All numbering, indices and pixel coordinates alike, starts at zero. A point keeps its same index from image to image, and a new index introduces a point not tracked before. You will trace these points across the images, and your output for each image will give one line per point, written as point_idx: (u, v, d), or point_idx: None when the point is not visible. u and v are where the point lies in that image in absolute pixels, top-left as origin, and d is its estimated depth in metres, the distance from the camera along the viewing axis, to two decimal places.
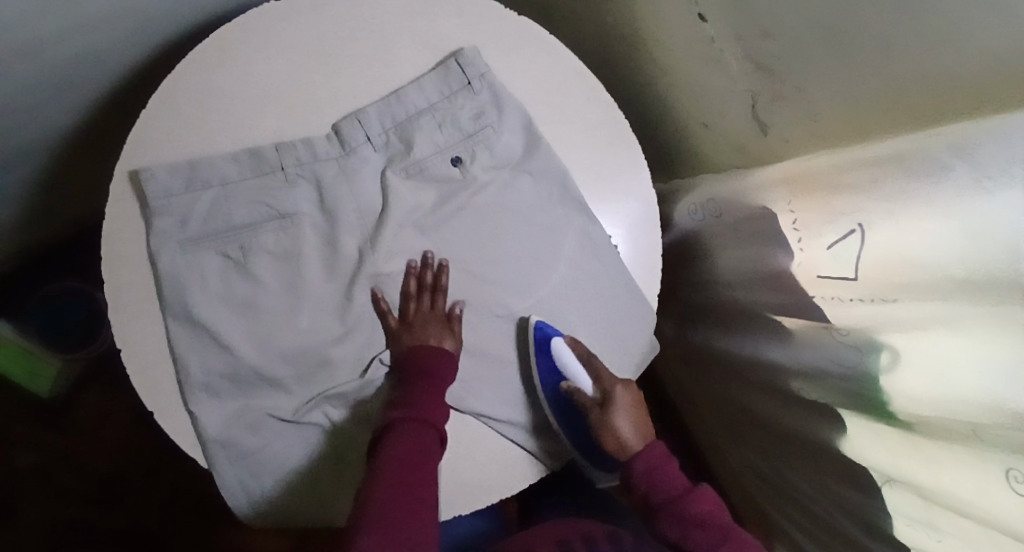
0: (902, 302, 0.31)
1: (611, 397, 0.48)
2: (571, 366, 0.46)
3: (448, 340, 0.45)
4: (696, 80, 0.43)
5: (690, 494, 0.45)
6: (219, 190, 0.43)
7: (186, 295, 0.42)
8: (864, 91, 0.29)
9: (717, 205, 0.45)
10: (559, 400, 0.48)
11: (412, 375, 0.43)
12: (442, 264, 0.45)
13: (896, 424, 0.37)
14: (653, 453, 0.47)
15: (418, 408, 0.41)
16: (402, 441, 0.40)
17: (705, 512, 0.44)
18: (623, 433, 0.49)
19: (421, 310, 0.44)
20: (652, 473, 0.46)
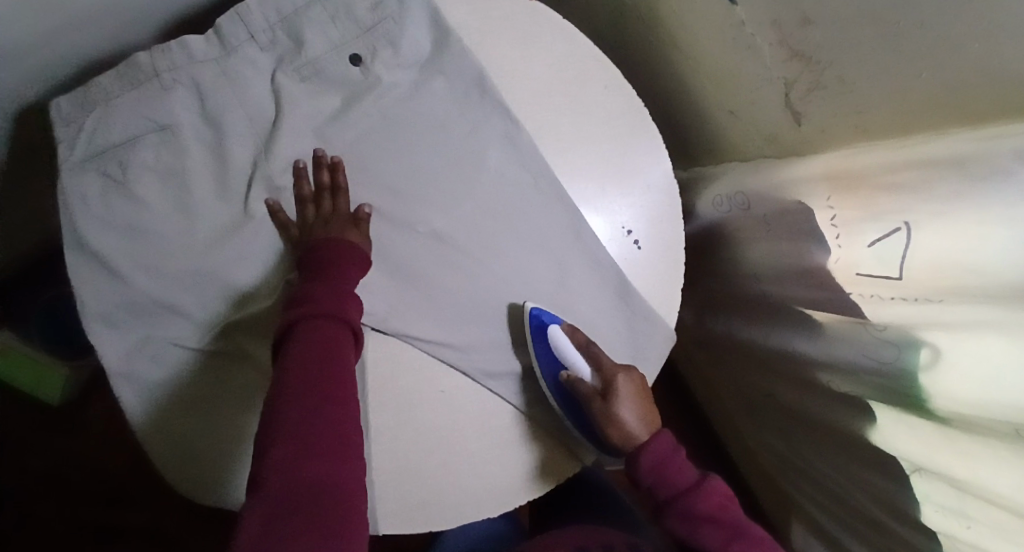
0: (948, 303, 0.29)
1: (611, 386, 0.43)
2: (569, 353, 0.44)
3: (355, 235, 0.41)
4: (722, 66, 0.41)
5: (698, 490, 0.39)
6: (104, 108, 0.41)
7: (74, 220, 0.40)
8: (914, 85, 0.27)
9: (745, 198, 0.44)
10: (562, 392, 0.45)
11: (314, 276, 0.38)
12: (335, 161, 0.42)
13: (933, 420, 0.36)
14: (659, 446, 0.41)
15: (321, 303, 0.35)
16: (310, 334, 0.34)
17: (713, 508, 0.39)
18: (632, 427, 0.42)
19: (321, 209, 0.42)
20: (660, 469, 0.40)
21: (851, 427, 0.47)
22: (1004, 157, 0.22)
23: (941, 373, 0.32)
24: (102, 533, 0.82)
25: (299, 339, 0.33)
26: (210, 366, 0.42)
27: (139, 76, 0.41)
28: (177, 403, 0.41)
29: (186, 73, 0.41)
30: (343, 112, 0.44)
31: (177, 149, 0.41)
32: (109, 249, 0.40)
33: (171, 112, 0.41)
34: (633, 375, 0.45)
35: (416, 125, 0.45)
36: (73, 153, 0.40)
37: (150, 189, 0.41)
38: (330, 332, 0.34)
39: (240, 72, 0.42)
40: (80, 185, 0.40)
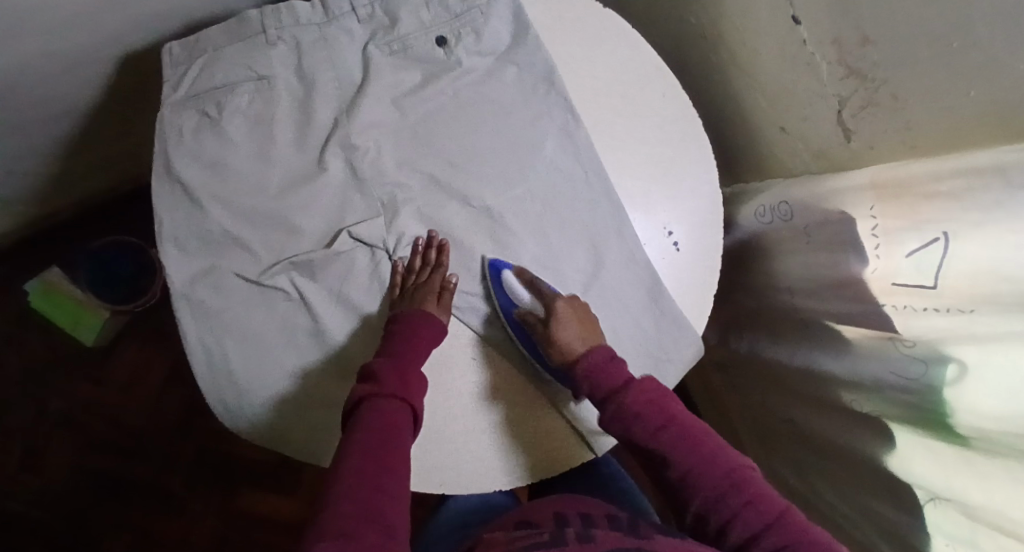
0: (980, 313, 0.31)
1: (552, 311, 0.45)
2: (518, 288, 0.45)
3: (436, 310, 0.44)
4: (780, 83, 0.44)
5: (631, 385, 0.42)
6: (211, 55, 0.46)
7: (167, 150, 0.44)
8: (967, 101, 0.29)
9: (789, 209, 0.46)
10: (515, 328, 0.46)
11: (396, 343, 0.41)
12: (442, 243, 0.45)
13: (953, 440, 0.36)
14: (595, 357, 0.43)
15: (384, 382, 0.38)
16: (375, 415, 0.37)
17: (644, 402, 0.41)
18: (571, 343, 0.44)
19: (417, 281, 0.44)
20: (593, 375, 0.43)
21: (865, 450, 0.47)
22: None
23: (966, 388, 0.33)
24: (107, 475, 0.84)
25: (370, 398, 0.38)
26: (260, 300, 0.44)
27: (247, 31, 0.45)
28: (224, 328, 0.44)
29: (289, 34, 0.46)
30: (420, 87, 0.47)
31: (268, 99, 0.45)
32: (192, 176, 0.44)
33: (269, 66, 0.45)
34: (577, 301, 0.46)
35: (484, 106, 0.47)
36: (177, 92, 0.45)
37: (239, 130, 0.45)
38: (390, 413, 0.37)
39: (336, 39, 0.46)
40: (179, 120, 0.45)
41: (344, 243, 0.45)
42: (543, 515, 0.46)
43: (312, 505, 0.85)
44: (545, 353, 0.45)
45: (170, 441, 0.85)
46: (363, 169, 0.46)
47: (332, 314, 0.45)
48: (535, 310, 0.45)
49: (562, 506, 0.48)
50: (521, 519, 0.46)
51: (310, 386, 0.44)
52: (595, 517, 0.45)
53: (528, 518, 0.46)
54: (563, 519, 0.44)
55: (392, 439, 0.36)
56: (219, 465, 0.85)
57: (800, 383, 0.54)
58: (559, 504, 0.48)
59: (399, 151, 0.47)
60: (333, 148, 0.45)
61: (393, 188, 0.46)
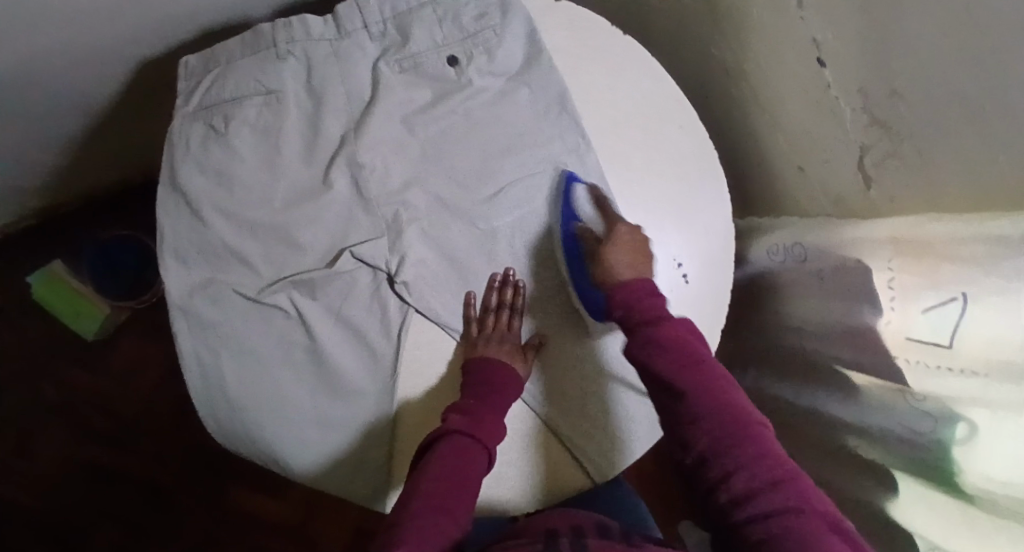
0: (993, 379, 0.30)
1: (610, 234, 0.44)
2: (585, 204, 0.45)
3: (519, 364, 0.45)
4: (800, 123, 0.43)
5: (664, 322, 0.38)
6: (224, 67, 0.45)
7: (175, 161, 0.44)
8: (989, 168, 0.29)
9: (804, 251, 0.46)
10: (569, 242, 0.45)
11: (482, 388, 0.42)
12: (519, 284, 0.46)
13: (959, 499, 0.35)
14: (634, 289, 0.40)
15: (475, 424, 0.39)
16: (449, 447, 0.38)
17: (676, 338, 0.37)
18: (617, 269, 0.42)
19: (497, 325, 0.45)
20: (631, 303, 0.40)
21: (866, 496, 0.47)
22: None
23: (975, 449, 0.32)
24: (97, 469, 0.83)
25: (458, 432, 0.38)
26: (259, 317, 0.44)
27: (260, 44, 0.45)
28: (219, 342, 0.44)
29: (301, 48, 0.45)
30: (431, 106, 0.46)
31: (276, 113, 0.44)
32: (196, 188, 0.44)
33: (279, 80, 0.44)
34: (640, 234, 0.44)
35: (496, 128, 0.47)
36: (189, 104, 0.45)
37: (246, 144, 0.44)
38: (470, 452, 0.38)
39: (348, 55, 0.45)
40: (188, 132, 0.44)
41: (345, 265, 0.45)
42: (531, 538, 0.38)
43: (301, 511, 0.83)
44: (591, 273, 0.44)
45: (162, 440, 0.84)
46: (369, 189, 0.45)
47: (329, 334, 0.44)
48: (597, 230, 0.45)
49: (553, 524, 0.41)
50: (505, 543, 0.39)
51: (305, 406, 0.44)
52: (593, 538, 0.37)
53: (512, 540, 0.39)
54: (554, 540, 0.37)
55: (461, 476, 0.36)
56: (209, 466, 0.84)
57: (804, 421, 0.53)
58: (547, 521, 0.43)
59: (408, 171, 0.46)
60: (340, 166, 0.44)
61: (400, 208, 0.45)
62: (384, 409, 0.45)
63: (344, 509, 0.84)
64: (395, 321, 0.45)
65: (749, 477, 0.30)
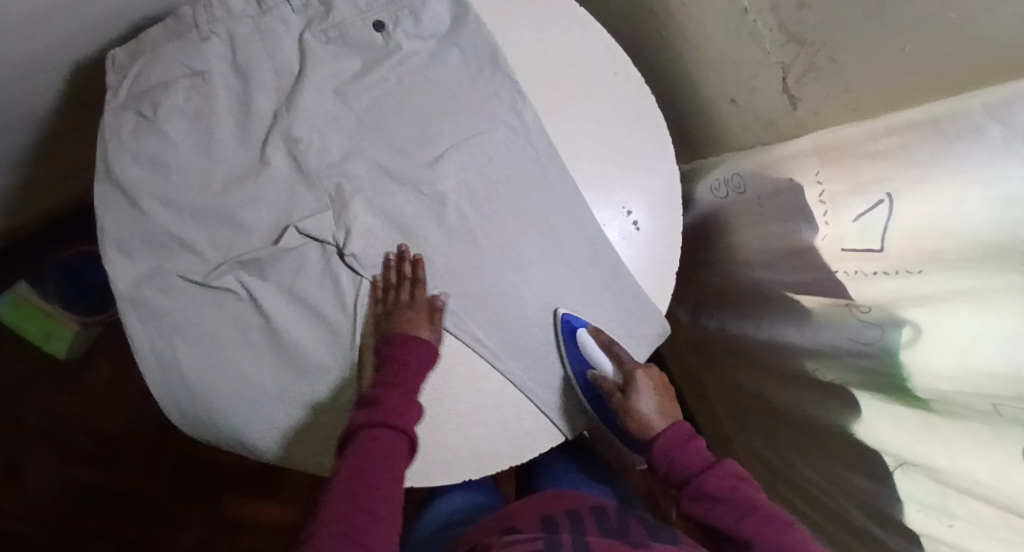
0: (929, 273, 0.31)
1: (631, 382, 0.47)
2: (597, 353, 0.46)
3: (425, 329, 0.44)
4: (726, 55, 0.44)
5: (687, 446, 0.44)
6: (150, 55, 0.45)
7: (108, 154, 0.44)
8: (903, 62, 0.30)
9: (741, 180, 0.46)
10: (589, 393, 0.47)
11: (393, 367, 0.41)
12: (417, 258, 0.45)
13: (915, 405, 0.36)
14: (723, 471, 0.42)
15: (389, 409, 0.39)
16: (370, 442, 0.39)
17: (693, 453, 0.43)
18: (649, 416, 0.47)
19: (399, 299, 0.44)
20: (672, 454, 0.44)
21: (833, 420, 0.47)
22: (976, 114, 0.25)
23: (922, 350, 0.33)
24: (85, 492, 0.81)
25: (374, 426, 0.39)
26: (208, 301, 0.43)
27: (183, 27, 0.44)
28: (172, 329, 0.43)
29: (223, 27, 0.44)
30: (363, 74, 0.46)
31: (205, 94, 0.44)
32: (133, 178, 0.43)
33: (204, 61, 0.44)
34: (652, 372, 0.48)
35: (430, 91, 0.47)
36: (118, 95, 0.45)
37: (178, 129, 0.44)
38: (386, 441, 0.39)
39: (272, 29, 0.45)
40: (118, 122, 0.44)
41: (293, 242, 0.44)
42: (529, 518, 0.46)
43: (296, 511, 0.83)
44: (619, 423, 0.47)
45: (150, 456, 0.83)
46: (306, 162, 0.44)
47: (285, 312, 0.44)
48: (609, 375, 0.47)
49: (548, 506, 0.49)
50: (509, 522, 0.47)
51: (265, 385, 0.43)
52: (582, 518, 0.45)
53: (513, 519, 0.47)
54: (552, 523, 0.44)
55: (383, 476, 0.38)
56: (199, 475, 0.83)
57: (766, 356, 0.53)
58: (547, 505, 0.49)
59: (346, 143, 0.46)
60: (276, 142, 0.44)
61: (341, 179, 0.45)
62: (346, 383, 0.44)
63: None
64: (348, 293, 0.45)
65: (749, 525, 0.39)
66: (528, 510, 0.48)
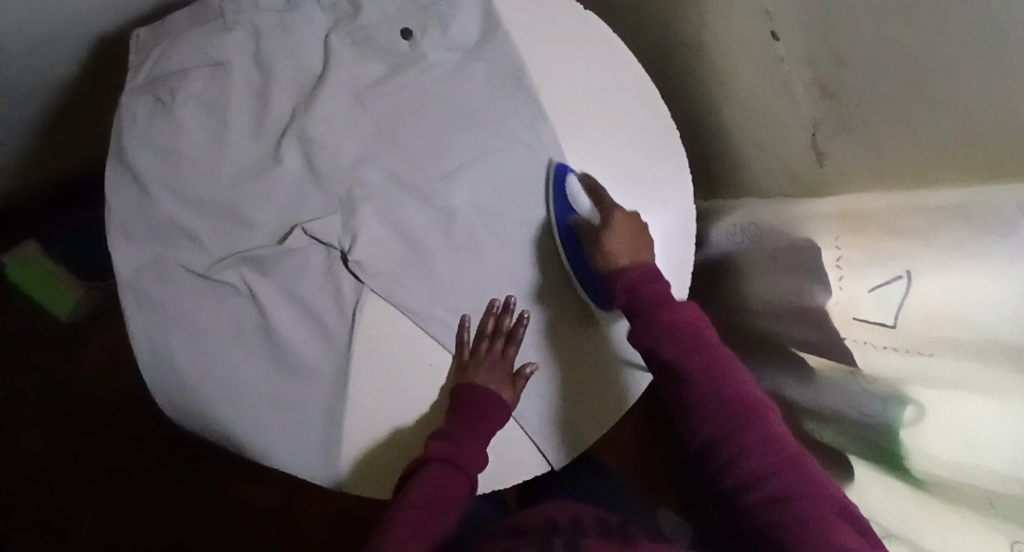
0: (939, 356, 0.29)
1: (607, 220, 0.43)
2: (580, 196, 0.46)
3: (508, 390, 0.44)
4: (756, 99, 0.42)
5: (668, 306, 0.39)
6: (172, 40, 0.44)
7: (121, 136, 0.43)
8: (937, 139, 0.28)
9: (758, 230, 0.46)
10: (569, 240, 0.45)
11: (468, 413, 0.42)
12: (523, 314, 0.45)
13: (910, 482, 0.35)
14: (683, 311, 0.39)
15: (456, 450, 0.40)
16: (434, 477, 0.40)
17: (683, 321, 0.38)
18: (619, 253, 0.42)
19: (491, 351, 0.44)
20: (634, 287, 0.41)
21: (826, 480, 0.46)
22: (1005, 211, 0.23)
23: (923, 430, 0.32)
24: (75, 452, 0.82)
25: (439, 461, 0.40)
26: (207, 294, 0.43)
27: (208, 16, 0.44)
28: (168, 318, 0.43)
29: (248, 19, 0.44)
30: (384, 80, 0.45)
31: (223, 85, 0.43)
32: (144, 163, 0.43)
33: (225, 51, 0.44)
34: (636, 218, 0.44)
35: (451, 103, 0.46)
36: (137, 77, 0.44)
37: (193, 118, 0.43)
38: (450, 479, 0.40)
39: (297, 27, 0.44)
40: (135, 105, 0.44)
41: (297, 243, 0.44)
42: (533, 521, 0.46)
43: (281, 495, 0.83)
44: (591, 260, 0.44)
45: (140, 425, 0.83)
46: (318, 164, 0.44)
47: (282, 313, 0.44)
48: (593, 218, 0.45)
49: (555, 513, 0.48)
50: (515, 526, 0.46)
51: (254, 384, 0.43)
52: (584, 522, 0.45)
53: (519, 524, 0.46)
54: (553, 525, 0.44)
55: (441, 509, 0.39)
56: (185, 449, 0.83)
57: (765, 404, 0.53)
58: (551, 511, 0.48)
59: (361, 148, 0.45)
60: (290, 141, 0.44)
61: (352, 184, 0.44)
62: (335, 390, 0.44)
63: (322, 495, 0.83)
64: (348, 301, 0.44)
65: (764, 463, 0.33)
66: (534, 515, 0.48)
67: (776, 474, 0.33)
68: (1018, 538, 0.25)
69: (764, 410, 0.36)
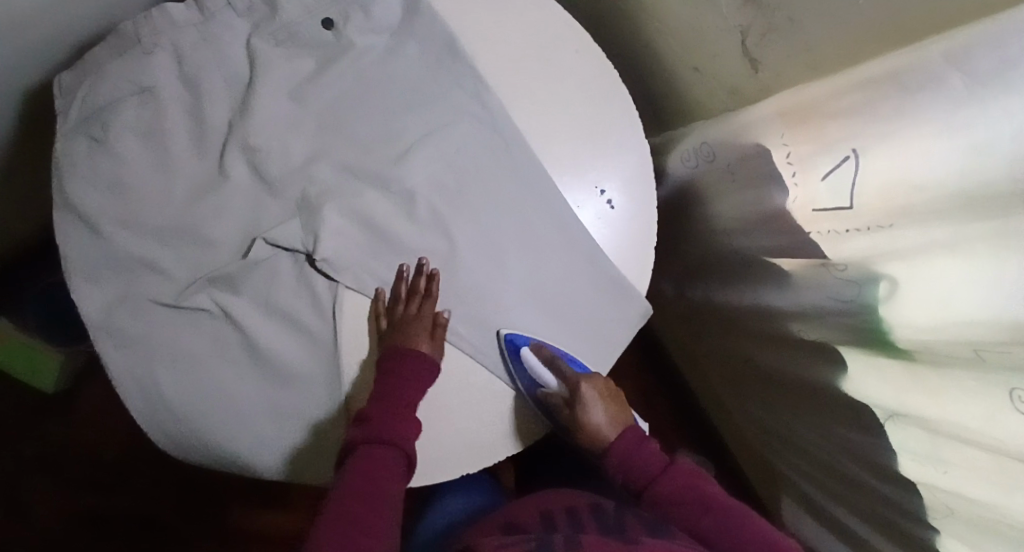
0: (900, 227, 0.30)
1: (576, 394, 0.45)
2: (540, 370, 0.44)
3: (429, 346, 0.43)
4: (685, 22, 0.43)
5: (667, 472, 0.46)
6: (93, 75, 0.43)
7: (64, 181, 0.42)
8: (858, 15, 0.29)
9: (711, 149, 0.46)
10: (540, 408, 0.45)
11: (387, 384, 0.42)
12: (433, 272, 0.44)
13: (898, 357, 0.36)
14: (681, 472, 0.46)
15: (384, 427, 0.40)
16: (364, 457, 0.41)
17: (682, 488, 0.45)
18: (600, 428, 0.47)
19: (409, 313, 0.43)
20: (627, 465, 0.46)
21: (823, 380, 0.47)
22: (937, 64, 0.24)
23: (901, 304, 0.33)
24: (92, 520, 0.81)
25: (367, 440, 0.41)
26: (184, 322, 0.43)
27: (126, 43, 0.43)
28: (150, 355, 0.42)
29: (167, 39, 0.43)
30: (317, 74, 0.45)
31: (156, 109, 0.43)
32: (92, 205, 0.42)
33: (151, 76, 0.43)
34: (597, 379, 0.47)
35: (389, 85, 0.46)
36: (67, 119, 0.43)
37: (133, 150, 0.42)
38: (379, 458, 0.40)
39: (219, 37, 0.44)
40: (70, 148, 0.43)
41: (263, 254, 0.43)
42: (530, 517, 0.47)
43: (309, 516, 0.83)
44: (577, 437, 0.48)
45: (153, 478, 0.82)
46: (269, 170, 0.43)
47: (263, 326, 0.43)
48: (557, 394, 0.45)
49: (551, 505, 0.49)
50: (509, 522, 0.47)
51: (249, 401, 0.43)
52: (580, 517, 0.46)
53: (515, 519, 0.48)
54: (550, 523, 0.45)
55: (376, 489, 0.40)
56: (204, 492, 0.83)
57: (753, 322, 0.54)
58: (547, 503, 0.49)
59: (309, 146, 0.45)
60: (235, 152, 0.43)
61: (307, 184, 0.44)
62: (332, 391, 0.43)
63: None
64: (326, 301, 0.44)
65: None
66: (532, 507, 0.49)
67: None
68: (1016, 385, 0.26)
69: (784, 543, 0.42)
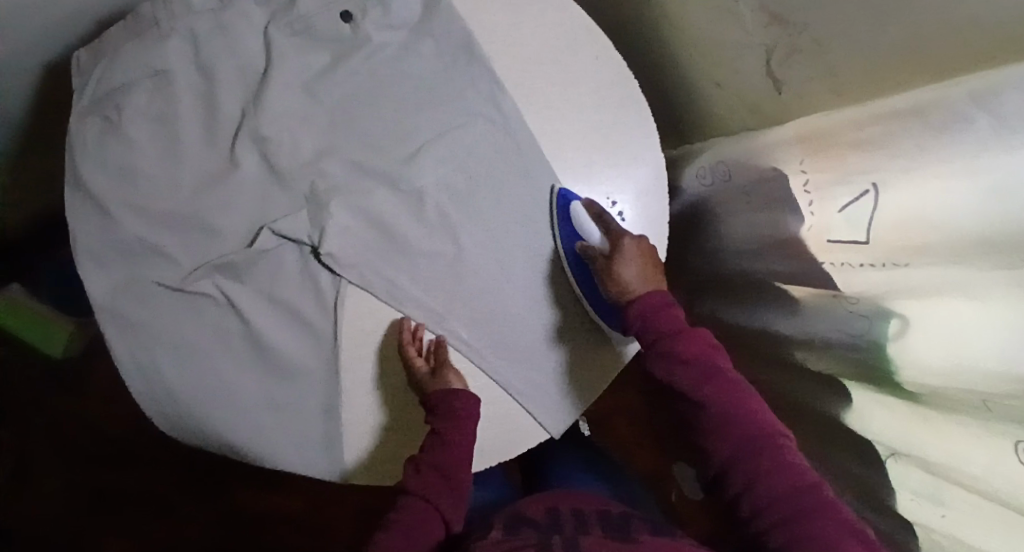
0: (915, 267, 0.29)
1: (618, 249, 0.44)
2: (588, 224, 0.44)
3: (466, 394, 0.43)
4: (710, 35, 0.42)
5: (685, 335, 0.40)
6: (109, 56, 0.43)
7: (75, 160, 0.42)
8: (886, 44, 0.28)
9: (728, 168, 0.46)
10: (575, 263, 0.46)
11: (436, 438, 0.42)
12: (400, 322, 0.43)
13: (904, 397, 0.35)
14: (699, 339, 0.40)
15: (421, 482, 0.42)
16: (409, 507, 0.42)
17: (696, 353, 0.39)
18: (631, 281, 0.43)
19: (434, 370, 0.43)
20: (647, 315, 0.41)
21: (826, 410, 0.46)
22: (962, 103, 0.23)
23: (910, 342, 0.32)
24: (97, 487, 0.83)
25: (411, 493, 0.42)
26: (186, 308, 0.43)
27: (143, 27, 0.43)
28: (150, 338, 0.42)
29: (183, 24, 0.43)
30: (331, 68, 0.45)
31: (169, 93, 0.43)
32: (101, 186, 0.42)
33: (166, 60, 0.43)
34: (645, 243, 0.44)
35: (404, 82, 0.45)
36: (82, 98, 0.43)
37: (145, 134, 0.42)
38: (423, 509, 0.42)
39: (234, 24, 0.44)
40: (82, 128, 0.43)
41: (269, 245, 0.43)
42: (537, 510, 0.47)
43: (306, 500, 0.84)
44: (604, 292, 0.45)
45: (156, 451, 0.84)
46: (278, 162, 0.43)
47: (264, 317, 0.43)
48: (598, 247, 0.44)
49: (559, 502, 0.49)
50: (515, 511, 0.47)
51: (246, 390, 0.43)
52: (588, 517, 0.45)
53: (522, 509, 0.47)
54: (558, 520, 0.44)
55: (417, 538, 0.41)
56: (204, 468, 0.84)
57: (760, 344, 0.53)
58: (555, 501, 0.49)
59: (319, 139, 0.44)
60: (245, 142, 0.43)
61: (315, 177, 0.44)
62: (328, 386, 0.43)
63: (342, 496, 0.83)
64: (328, 295, 0.44)
65: (774, 478, 0.34)
66: (541, 502, 0.49)
67: (757, 476, 0.35)
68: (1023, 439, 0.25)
69: (816, 489, 0.34)
